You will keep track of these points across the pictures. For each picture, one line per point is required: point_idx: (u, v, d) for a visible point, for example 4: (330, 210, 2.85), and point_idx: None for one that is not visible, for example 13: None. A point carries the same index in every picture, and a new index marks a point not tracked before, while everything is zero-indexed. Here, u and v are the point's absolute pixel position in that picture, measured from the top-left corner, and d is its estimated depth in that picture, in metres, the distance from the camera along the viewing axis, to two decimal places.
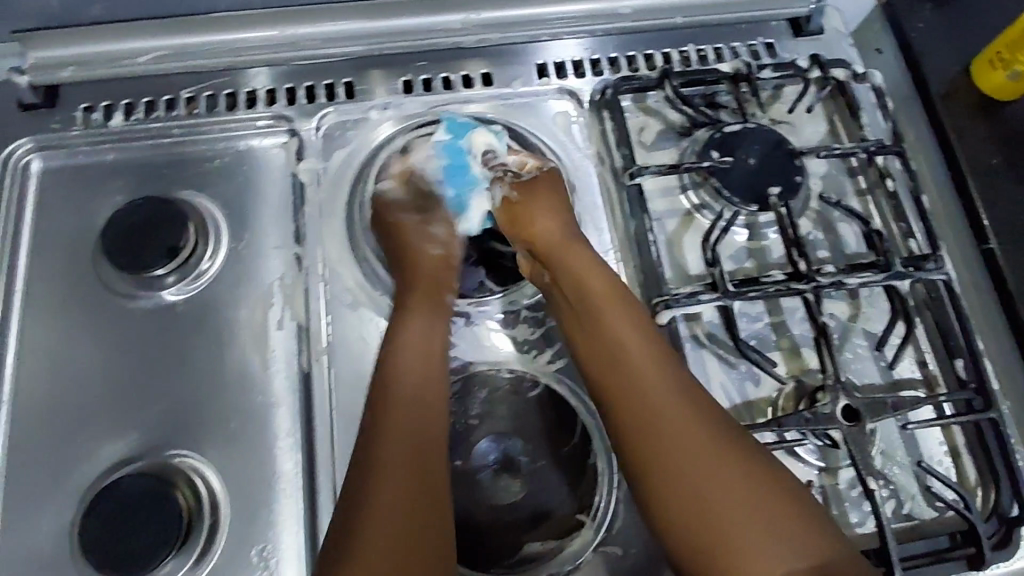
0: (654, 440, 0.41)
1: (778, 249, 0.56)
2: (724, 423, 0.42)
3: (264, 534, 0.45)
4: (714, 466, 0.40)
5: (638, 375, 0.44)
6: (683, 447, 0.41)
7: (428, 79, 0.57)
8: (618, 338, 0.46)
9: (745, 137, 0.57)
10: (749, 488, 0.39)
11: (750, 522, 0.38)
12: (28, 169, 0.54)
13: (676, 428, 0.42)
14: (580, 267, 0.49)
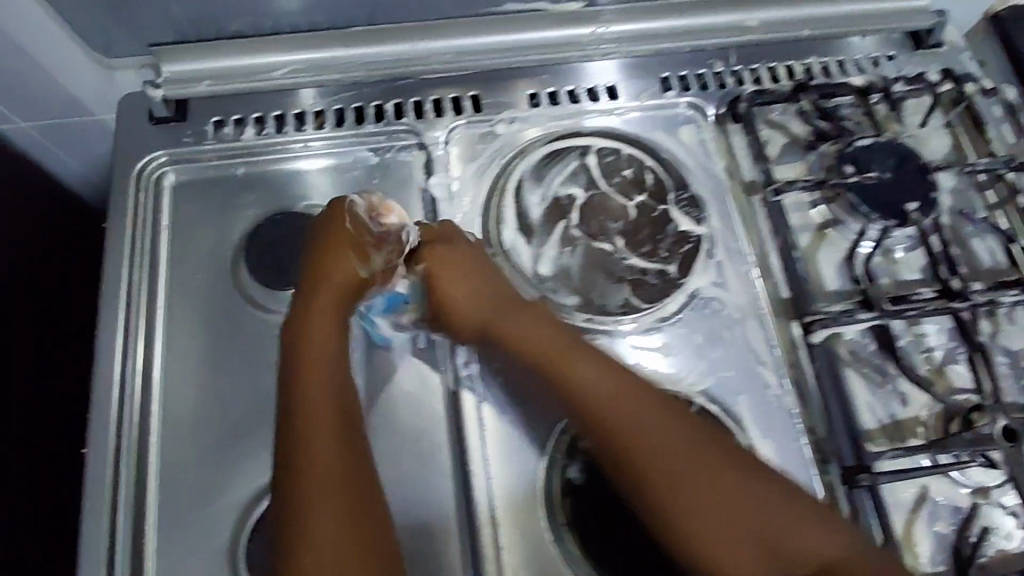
0: (665, 493, 0.39)
1: (915, 265, 0.54)
2: (709, 452, 0.40)
3: (421, 555, 0.45)
4: (709, 497, 0.39)
5: (637, 415, 0.41)
6: (670, 483, 0.39)
7: (555, 93, 0.57)
8: (611, 381, 0.42)
9: (877, 152, 0.55)
10: (734, 498, 0.39)
11: (749, 534, 0.38)
12: (161, 182, 0.54)
13: (679, 468, 0.39)
14: (549, 321, 0.46)
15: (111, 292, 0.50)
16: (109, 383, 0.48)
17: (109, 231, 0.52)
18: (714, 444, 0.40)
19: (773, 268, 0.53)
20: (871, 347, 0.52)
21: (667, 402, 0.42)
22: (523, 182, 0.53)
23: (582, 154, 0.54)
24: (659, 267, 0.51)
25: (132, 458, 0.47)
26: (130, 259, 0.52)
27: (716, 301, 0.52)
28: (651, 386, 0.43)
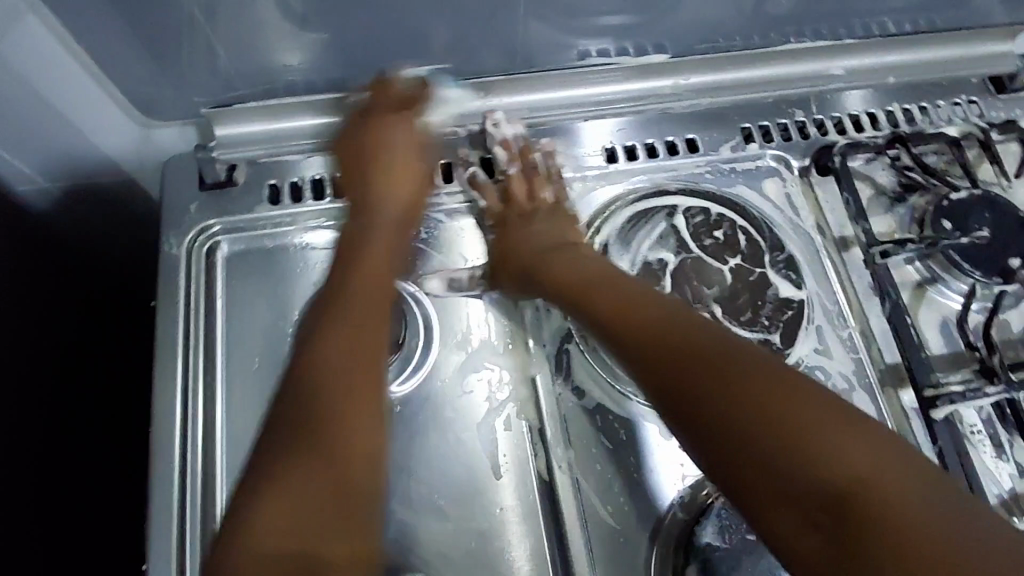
0: (716, 425, 0.37)
1: (1018, 322, 0.52)
2: (766, 378, 0.38)
3: None
4: (776, 460, 0.35)
5: (710, 377, 0.38)
6: (734, 452, 0.36)
7: (632, 147, 0.54)
8: (684, 350, 0.40)
9: (974, 206, 0.52)
10: (799, 423, 0.35)
11: (812, 464, 0.34)
12: (214, 256, 0.50)
13: (773, 437, 0.35)
14: (626, 290, 0.45)
15: (165, 378, 0.45)
16: (167, 487, 0.43)
17: (160, 310, 0.47)
18: (771, 371, 0.38)
19: (875, 331, 0.50)
20: (984, 413, 0.48)
21: (767, 370, 0.38)
22: (608, 247, 0.50)
23: (669, 214, 0.51)
24: (763, 337, 0.47)
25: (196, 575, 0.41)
26: (183, 341, 0.47)
27: (821, 370, 0.48)
28: (757, 360, 0.39)
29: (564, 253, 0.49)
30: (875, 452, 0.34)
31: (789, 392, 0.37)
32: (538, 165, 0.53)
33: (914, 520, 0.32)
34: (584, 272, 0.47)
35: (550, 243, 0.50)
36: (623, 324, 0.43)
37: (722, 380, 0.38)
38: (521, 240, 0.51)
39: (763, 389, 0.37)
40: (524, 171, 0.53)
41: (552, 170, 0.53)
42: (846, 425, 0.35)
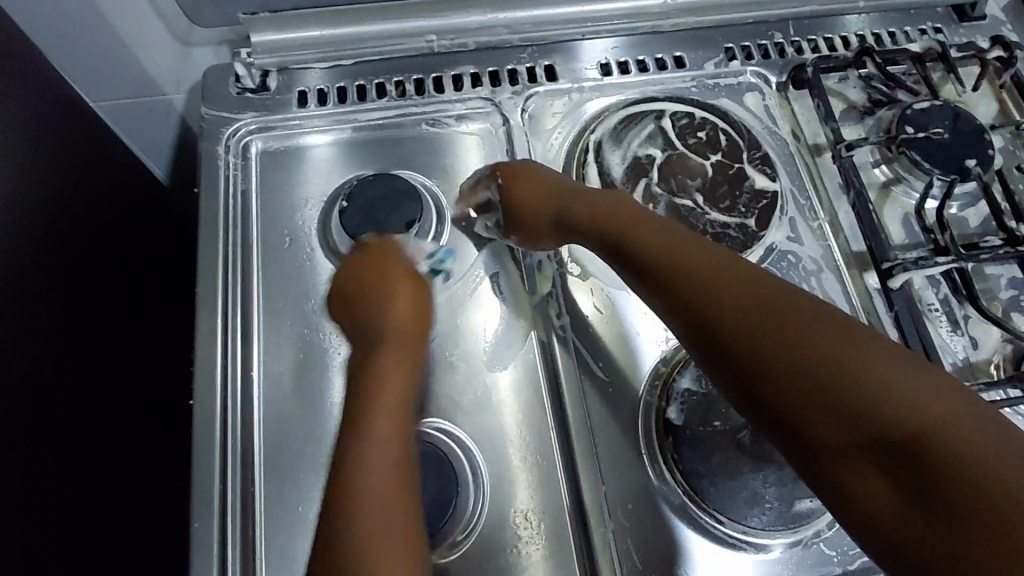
0: (802, 395, 0.35)
1: (975, 219, 0.57)
2: (833, 334, 0.36)
3: (519, 494, 0.46)
4: (831, 396, 0.34)
5: (750, 324, 0.37)
6: (782, 391, 0.36)
7: (624, 62, 0.60)
8: (725, 296, 0.39)
9: (934, 113, 0.57)
10: (887, 378, 0.33)
11: (930, 429, 0.32)
12: (248, 150, 0.55)
13: (879, 405, 0.33)
14: (672, 238, 0.43)
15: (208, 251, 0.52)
16: (210, 339, 0.49)
17: (202, 194, 0.53)
18: (825, 319, 0.36)
19: (842, 222, 0.55)
20: (941, 293, 0.54)
21: (825, 319, 0.36)
22: (601, 144, 0.55)
23: (657, 117, 0.56)
24: (739, 221, 0.53)
25: (234, 414, 0.47)
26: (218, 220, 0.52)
27: (793, 254, 0.54)
28: (794, 297, 0.38)
29: (633, 214, 0.46)
30: (975, 410, 0.33)
31: (888, 354, 0.35)
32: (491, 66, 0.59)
33: (1000, 455, 0.31)
34: (649, 236, 0.44)
35: (576, 195, 0.49)
36: (679, 281, 0.41)
37: (798, 339, 0.36)
38: (539, 186, 0.50)
39: (840, 343, 0.35)
40: (492, 71, 0.59)
41: (518, 70, 0.59)
42: (901, 375, 0.34)
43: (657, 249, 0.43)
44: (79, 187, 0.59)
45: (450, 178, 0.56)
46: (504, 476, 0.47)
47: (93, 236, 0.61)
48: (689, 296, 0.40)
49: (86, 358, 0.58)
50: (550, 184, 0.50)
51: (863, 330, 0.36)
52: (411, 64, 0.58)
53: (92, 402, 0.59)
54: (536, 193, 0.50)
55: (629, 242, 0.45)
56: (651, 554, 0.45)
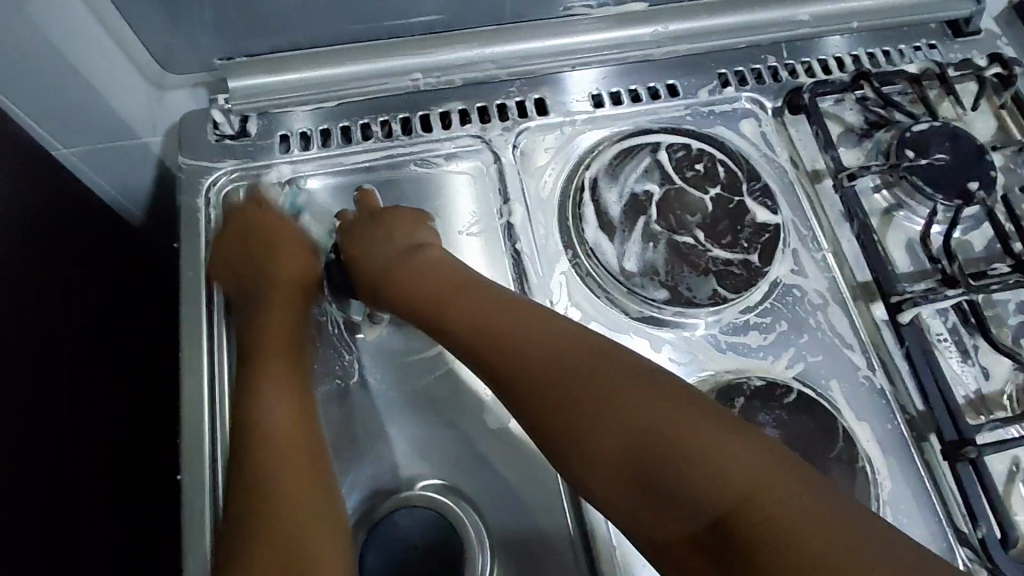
0: (619, 468, 0.37)
1: (979, 243, 0.56)
2: (640, 402, 0.38)
3: (529, 558, 0.44)
4: (666, 490, 0.36)
5: (595, 421, 0.38)
6: (622, 486, 0.37)
7: (617, 93, 0.58)
8: (572, 391, 0.40)
9: (935, 135, 0.56)
10: (687, 442, 0.36)
11: (720, 491, 0.34)
12: (229, 200, 0.53)
13: (677, 472, 0.36)
14: (498, 305, 0.45)
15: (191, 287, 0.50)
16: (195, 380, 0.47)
17: (184, 248, 0.51)
18: (632, 384, 0.39)
19: (846, 252, 0.54)
20: (950, 323, 0.52)
21: (635, 385, 0.39)
22: (597, 181, 0.53)
23: (653, 150, 0.54)
24: (742, 258, 0.51)
25: (226, 463, 0.45)
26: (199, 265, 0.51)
27: (798, 288, 0.52)
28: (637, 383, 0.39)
29: (458, 276, 0.47)
30: (764, 468, 0.35)
31: (690, 417, 0.37)
32: (480, 102, 0.57)
33: (814, 525, 0.33)
34: (438, 294, 0.46)
35: (418, 266, 0.48)
36: (511, 353, 0.42)
37: (610, 406, 0.39)
38: (380, 247, 0.49)
39: (646, 410, 0.38)
40: (482, 107, 0.57)
41: (508, 105, 0.57)
42: (700, 438, 0.36)
43: (488, 330, 0.43)
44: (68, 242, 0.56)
45: (442, 221, 0.54)
46: (511, 540, 0.45)
47: (79, 293, 0.58)
48: (532, 381, 0.41)
49: (69, 423, 0.55)
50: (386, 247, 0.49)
51: (692, 405, 0.38)
52: (396, 103, 0.56)
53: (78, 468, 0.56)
54: (372, 260, 0.49)
55: (460, 328, 0.45)
56: None
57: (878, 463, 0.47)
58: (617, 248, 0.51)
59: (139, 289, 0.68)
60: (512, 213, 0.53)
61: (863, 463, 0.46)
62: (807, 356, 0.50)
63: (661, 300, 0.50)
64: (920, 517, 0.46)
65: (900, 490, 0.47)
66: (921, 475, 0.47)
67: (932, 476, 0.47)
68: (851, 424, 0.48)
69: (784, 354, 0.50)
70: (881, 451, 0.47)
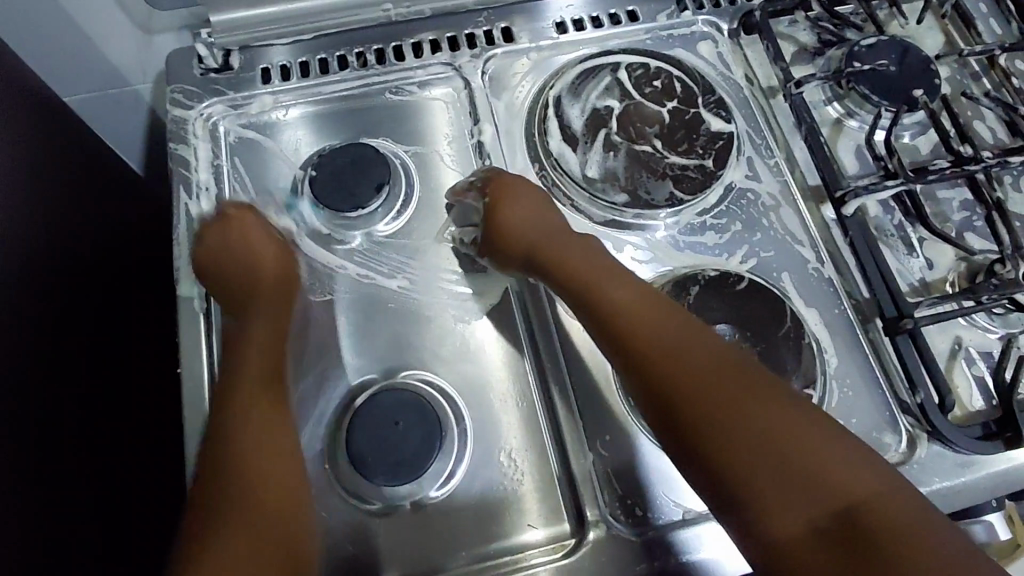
0: (730, 433, 0.41)
1: (926, 147, 0.59)
2: (755, 384, 0.43)
3: (506, 436, 0.48)
4: (791, 474, 0.40)
5: (719, 390, 0.43)
6: (727, 443, 0.41)
7: (579, 19, 0.61)
8: (704, 387, 0.43)
9: (879, 47, 0.59)
10: (793, 420, 0.41)
11: (824, 465, 0.40)
12: (215, 130, 0.57)
13: (784, 444, 0.40)
14: (625, 290, 0.47)
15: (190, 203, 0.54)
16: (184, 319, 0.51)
17: (173, 174, 0.55)
18: (745, 368, 0.43)
19: (798, 158, 0.57)
20: (895, 219, 0.56)
21: (748, 369, 0.44)
22: (560, 98, 0.56)
23: (613, 70, 0.57)
24: (697, 163, 0.55)
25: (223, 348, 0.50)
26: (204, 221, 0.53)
27: (752, 192, 0.56)
28: (765, 393, 0.42)
29: (592, 253, 0.50)
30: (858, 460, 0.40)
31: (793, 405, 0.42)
32: (450, 33, 0.60)
33: (913, 519, 0.38)
34: (582, 274, 0.49)
35: (574, 243, 0.51)
36: (642, 331, 0.45)
37: (729, 379, 0.43)
38: (529, 220, 0.51)
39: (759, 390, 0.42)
40: (451, 36, 0.60)
41: (477, 35, 0.60)
42: (804, 424, 0.41)
43: (632, 315, 0.46)
44: (71, 181, 0.61)
45: (418, 143, 0.57)
46: (486, 421, 0.49)
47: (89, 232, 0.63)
48: (660, 353, 0.44)
49: (74, 343, 0.59)
50: (546, 229, 0.51)
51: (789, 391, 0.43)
52: (369, 34, 0.59)
53: (77, 421, 0.58)
54: (523, 225, 0.51)
55: (611, 304, 0.47)
56: (638, 485, 0.47)
57: (825, 344, 0.51)
58: (580, 158, 0.54)
59: (137, 233, 0.72)
60: (482, 132, 0.57)
61: (809, 341, 0.49)
62: (760, 252, 0.54)
63: (621, 204, 0.53)
64: (865, 390, 0.50)
65: (847, 367, 0.50)
66: (866, 353, 0.51)
67: (877, 352, 0.51)
68: (801, 310, 0.52)
69: (737, 251, 0.54)
70: (828, 333, 0.51)
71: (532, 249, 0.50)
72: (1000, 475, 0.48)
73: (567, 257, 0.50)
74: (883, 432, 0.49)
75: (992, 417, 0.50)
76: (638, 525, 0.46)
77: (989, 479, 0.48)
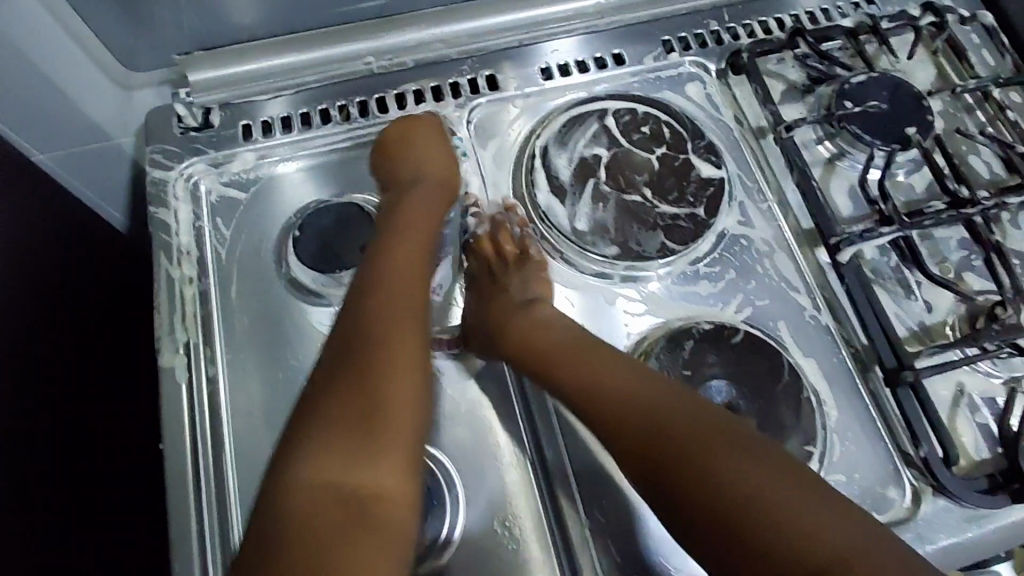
0: (699, 493, 0.42)
1: (920, 185, 0.59)
2: (714, 437, 0.44)
3: (501, 506, 0.47)
4: (765, 530, 0.40)
5: (682, 450, 0.43)
6: (695, 507, 0.42)
7: (565, 64, 0.60)
8: (678, 449, 0.43)
9: (870, 85, 0.58)
10: (758, 472, 0.42)
11: (793, 514, 0.41)
12: (196, 190, 0.55)
13: (748, 496, 0.41)
14: (584, 350, 0.49)
15: (172, 266, 0.52)
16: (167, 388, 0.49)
17: (153, 238, 0.53)
18: (706, 422, 0.44)
19: (790, 201, 0.56)
20: (892, 262, 0.55)
21: (708, 422, 0.44)
22: (547, 148, 0.55)
23: (600, 117, 0.56)
24: (689, 211, 0.54)
25: (207, 419, 0.49)
26: (187, 285, 0.52)
27: (745, 238, 0.55)
28: (736, 438, 0.44)
29: (547, 318, 0.52)
30: (827, 507, 0.41)
31: (753, 454, 0.43)
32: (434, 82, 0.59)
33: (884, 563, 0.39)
34: (543, 344, 0.50)
35: (537, 309, 0.52)
36: (601, 396, 0.46)
37: (690, 435, 0.44)
38: (492, 297, 0.54)
39: (719, 441, 0.43)
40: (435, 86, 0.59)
41: (462, 83, 0.59)
42: (763, 469, 0.42)
43: (589, 378, 0.47)
44: None
45: None
46: (479, 488, 0.47)
47: (69, 296, 0.63)
48: (621, 415, 0.45)
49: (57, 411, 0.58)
50: (502, 303, 0.53)
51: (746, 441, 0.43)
52: (352, 86, 0.58)
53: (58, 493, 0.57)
54: (486, 304, 0.54)
55: (570, 373, 0.48)
56: (636, 551, 0.46)
57: (825, 397, 0.50)
58: (568, 210, 0.53)
59: (122, 287, 0.71)
60: (469, 184, 0.56)
61: (808, 396, 0.48)
62: (755, 301, 0.53)
63: (611, 256, 0.52)
64: (867, 444, 0.48)
65: (848, 420, 0.49)
66: (868, 404, 0.50)
67: (878, 404, 0.49)
68: (799, 362, 0.51)
69: (732, 300, 0.53)
70: (827, 385, 0.50)
71: (489, 321, 0.52)
72: (1007, 529, 0.47)
73: (512, 327, 0.51)
74: (887, 487, 0.47)
75: (999, 467, 0.48)
76: None
77: (997, 534, 0.47)
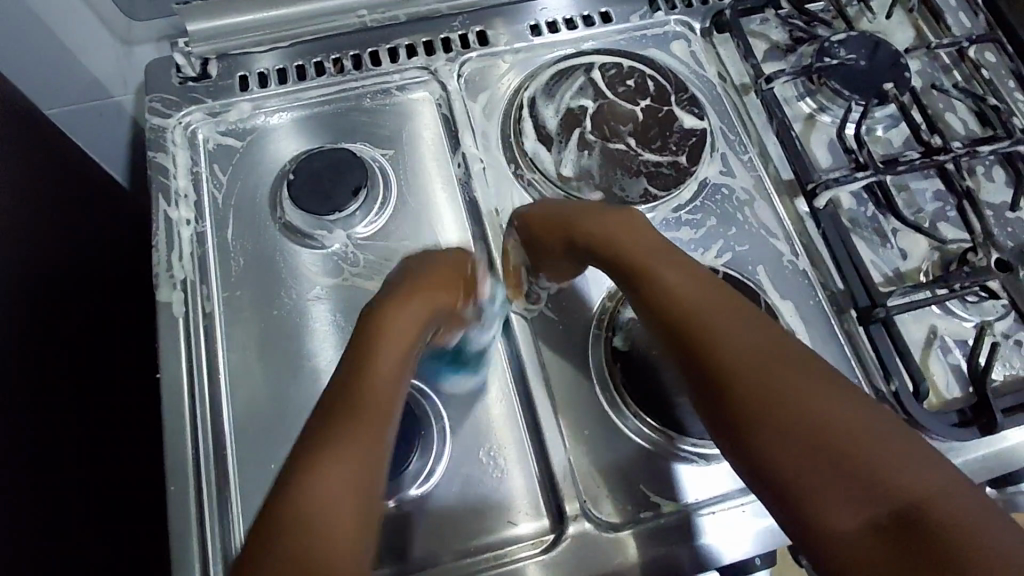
0: (771, 420, 0.38)
1: (898, 139, 0.60)
2: (800, 364, 0.40)
3: (485, 434, 0.49)
4: (844, 469, 0.36)
5: (761, 374, 0.39)
6: (769, 429, 0.38)
7: (553, 22, 0.62)
8: (758, 371, 0.39)
9: (849, 42, 0.59)
10: (845, 408, 0.38)
11: (880, 458, 0.36)
12: (194, 138, 0.57)
13: (830, 427, 0.37)
14: (657, 265, 0.45)
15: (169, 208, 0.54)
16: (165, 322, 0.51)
17: (152, 181, 0.55)
18: (795, 354, 0.40)
19: (771, 153, 0.58)
20: (868, 211, 0.56)
21: (795, 355, 0.40)
22: (534, 100, 0.57)
23: (587, 70, 0.58)
24: (671, 159, 0.55)
25: (203, 352, 0.51)
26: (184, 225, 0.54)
27: (725, 187, 0.56)
28: (824, 378, 0.39)
29: (642, 230, 0.47)
30: (922, 463, 0.36)
31: (841, 391, 0.38)
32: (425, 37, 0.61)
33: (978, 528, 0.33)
34: (627, 257, 0.46)
35: (633, 231, 0.47)
36: (676, 315, 0.42)
37: (771, 359, 0.40)
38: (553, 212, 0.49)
39: (802, 368, 0.39)
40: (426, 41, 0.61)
41: (452, 39, 0.61)
42: (855, 406, 0.38)
43: (670, 292, 0.43)
44: (53, 198, 0.62)
45: (396, 145, 0.58)
46: (465, 419, 0.49)
47: (71, 246, 0.64)
48: (697, 326, 0.41)
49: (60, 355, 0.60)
50: (590, 217, 0.48)
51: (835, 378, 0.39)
52: (346, 41, 0.60)
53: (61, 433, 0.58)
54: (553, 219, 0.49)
55: (647, 291, 0.44)
56: (615, 477, 0.48)
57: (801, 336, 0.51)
58: (554, 157, 0.55)
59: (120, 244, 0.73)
60: (459, 133, 0.58)
61: None
62: (734, 246, 0.54)
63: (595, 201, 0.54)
64: None
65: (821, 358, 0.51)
66: (841, 343, 0.51)
67: (851, 343, 0.51)
68: (775, 302, 0.52)
69: (712, 245, 0.54)
70: (803, 325, 0.52)
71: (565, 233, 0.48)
72: (972, 461, 0.49)
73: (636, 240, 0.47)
74: None
75: (967, 403, 0.50)
76: (616, 519, 0.47)
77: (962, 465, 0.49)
